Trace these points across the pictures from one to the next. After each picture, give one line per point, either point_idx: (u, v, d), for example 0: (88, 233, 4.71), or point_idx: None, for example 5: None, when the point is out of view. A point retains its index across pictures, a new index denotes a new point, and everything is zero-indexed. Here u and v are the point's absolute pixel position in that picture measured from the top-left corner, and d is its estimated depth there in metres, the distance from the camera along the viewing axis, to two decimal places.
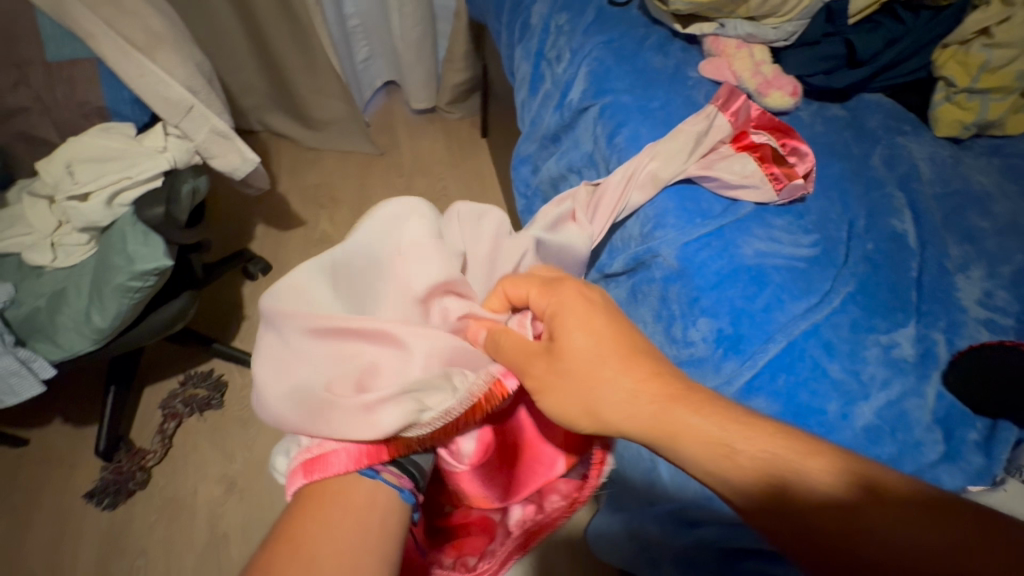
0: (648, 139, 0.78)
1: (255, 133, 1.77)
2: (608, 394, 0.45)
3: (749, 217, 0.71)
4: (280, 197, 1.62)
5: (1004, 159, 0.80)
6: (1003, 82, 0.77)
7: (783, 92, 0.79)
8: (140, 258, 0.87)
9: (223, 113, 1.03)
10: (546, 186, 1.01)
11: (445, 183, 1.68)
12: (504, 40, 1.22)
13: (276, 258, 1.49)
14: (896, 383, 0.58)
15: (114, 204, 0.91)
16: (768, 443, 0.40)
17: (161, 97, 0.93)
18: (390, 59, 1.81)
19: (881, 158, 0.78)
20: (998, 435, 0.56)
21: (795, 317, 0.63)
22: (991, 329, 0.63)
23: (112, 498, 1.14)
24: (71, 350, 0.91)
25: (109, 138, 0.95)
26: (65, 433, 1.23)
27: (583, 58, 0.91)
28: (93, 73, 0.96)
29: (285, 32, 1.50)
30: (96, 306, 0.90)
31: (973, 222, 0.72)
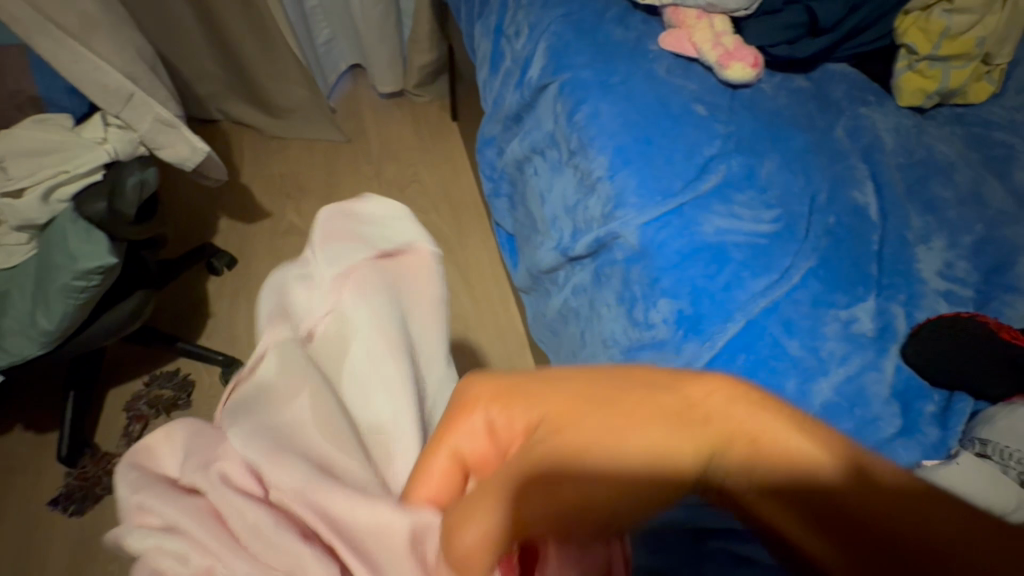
0: (608, 117, 0.75)
1: (214, 122, 1.70)
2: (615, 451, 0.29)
3: (709, 193, 0.69)
4: (244, 188, 1.56)
5: (966, 128, 0.79)
6: (964, 49, 0.76)
7: (744, 63, 0.77)
8: (83, 256, 0.83)
9: (169, 101, 0.98)
10: (511, 169, 0.98)
11: (415, 169, 1.63)
12: (463, 17, 1.17)
13: (243, 252, 1.45)
14: (854, 358, 0.58)
15: (51, 200, 0.86)
16: (792, 433, 0.30)
17: (101, 86, 0.87)
18: (354, 41, 1.74)
19: (844, 130, 0.77)
20: (954, 406, 0.56)
21: (755, 295, 0.61)
22: (950, 301, 0.62)
23: (78, 505, 1.11)
24: (19, 354, 0.88)
25: (43, 130, 0.89)
26: (27, 440, 1.19)
27: (541, 34, 0.87)
28: (24, 61, 0.90)
29: (239, 14, 1.43)
30: (41, 309, 0.86)
31: (935, 192, 0.71)
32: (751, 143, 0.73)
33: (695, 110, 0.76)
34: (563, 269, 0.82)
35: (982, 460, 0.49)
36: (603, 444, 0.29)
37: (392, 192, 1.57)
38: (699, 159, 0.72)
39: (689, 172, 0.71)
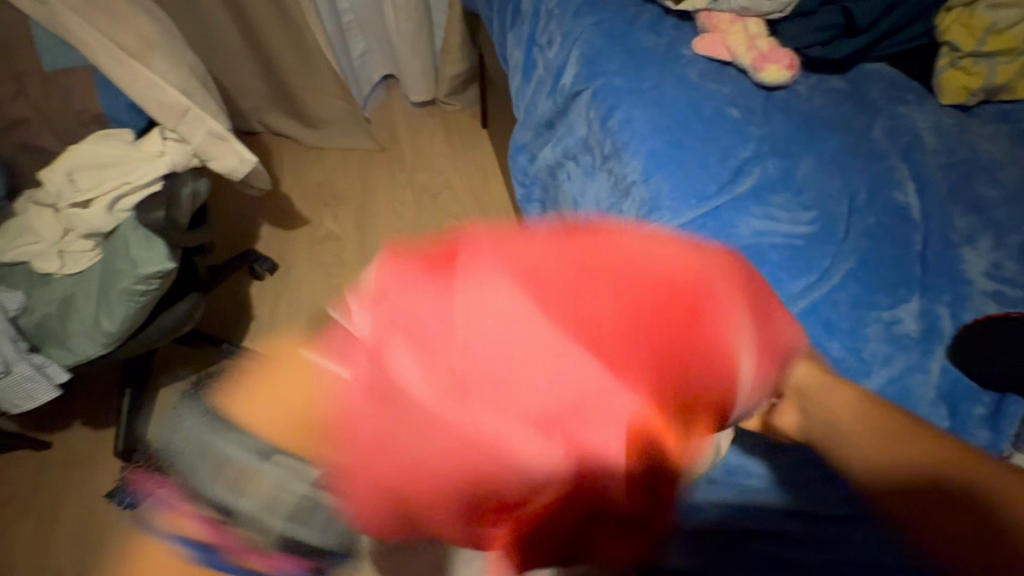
0: (641, 122, 0.77)
1: (256, 134, 1.78)
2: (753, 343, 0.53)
3: (744, 195, 0.69)
4: (284, 196, 1.63)
5: (1014, 125, 0.77)
6: (1011, 44, 0.74)
7: (779, 65, 0.77)
8: (143, 261, 0.88)
9: (220, 115, 1.03)
10: (544, 174, 1.00)
11: (447, 176, 1.67)
12: (496, 27, 1.20)
13: (283, 258, 1.51)
14: (898, 359, 0.58)
15: (115, 209, 0.93)
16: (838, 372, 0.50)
17: (158, 101, 0.93)
18: (387, 52, 1.80)
19: (882, 129, 0.76)
20: (1005, 409, 0.55)
21: (794, 296, 0.62)
22: (998, 301, 0.61)
23: (132, 497, 1.17)
24: (84, 354, 0.94)
25: (107, 145, 0.96)
26: (86, 435, 1.26)
27: (574, 42, 0.89)
28: (89, 80, 0.97)
29: (280, 30, 1.50)
30: (105, 312, 0.91)
31: (980, 191, 0.70)
32: (786, 145, 0.73)
33: (729, 113, 0.76)
34: None
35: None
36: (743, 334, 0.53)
37: (424, 199, 1.61)
38: (734, 162, 0.72)
39: (724, 175, 0.71)
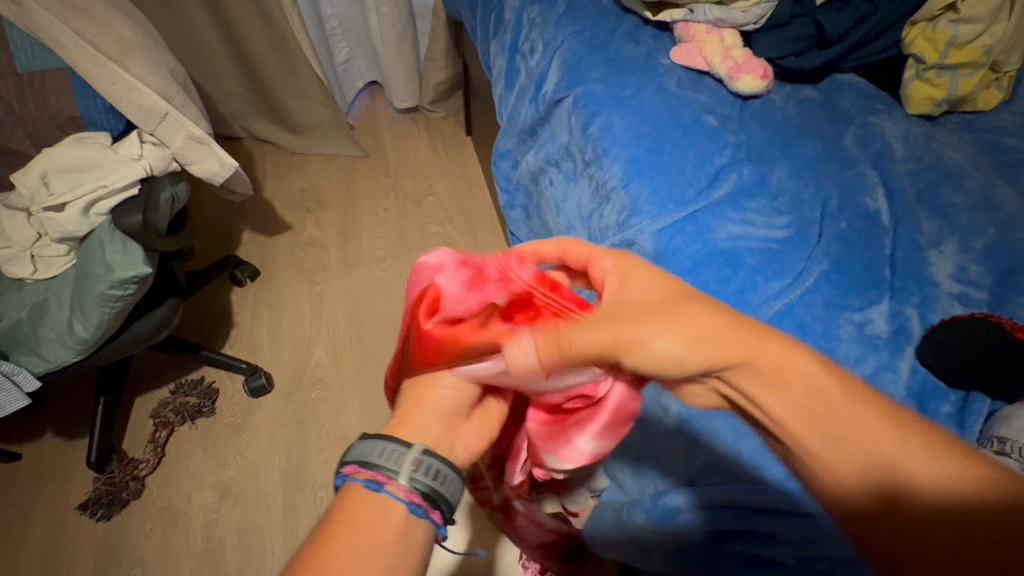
0: (622, 128, 0.78)
1: (238, 139, 1.77)
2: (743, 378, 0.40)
3: (722, 201, 0.71)
4: (266, 202, 1.61)
5: (976, 134, 0.80)
6: (972, 57, 0.77)
7: (753, 75, 0.79)
8: (119, 266, 0.87)
9: (200, 119, 1.03)
10: (526, 181, 1.01)
11: (431, 182, 1.67)
12: (479, 36, 1.21)
13: (265, 264, 1.49)
14: (869, 359, 0.59)
15: (90, 214, 0.91)
16: (883, 441, 0.35)
17: (136, 105, 0.92)
18: (371, 59, 1.81)
19: (854, 137, 0.79)
20: (971, 406, 0.57)
21: (769, 298, 0.63)
22: (964, 303, 0.63)
23: (105, 510, 1.13)
24: (56, 361, 0.92)
25: (83, 147, 0.94)
26: (56, 446, 1.23)
27: (556, 50, 0.90)
28: (66, 83, 0.96)
29: (263, 35, 1.49)
30: (78, 317, 0.90)
31: (946, 197, 0.72)
32: (761, 152, 0.75)
33: (706, 121, 0.78)
34: None
35: (1002, 459, 0.50)
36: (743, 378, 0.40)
37: (408, 206, 1.61)
38: (711, 168, 0.74)
39: (702, 181, 0.73)
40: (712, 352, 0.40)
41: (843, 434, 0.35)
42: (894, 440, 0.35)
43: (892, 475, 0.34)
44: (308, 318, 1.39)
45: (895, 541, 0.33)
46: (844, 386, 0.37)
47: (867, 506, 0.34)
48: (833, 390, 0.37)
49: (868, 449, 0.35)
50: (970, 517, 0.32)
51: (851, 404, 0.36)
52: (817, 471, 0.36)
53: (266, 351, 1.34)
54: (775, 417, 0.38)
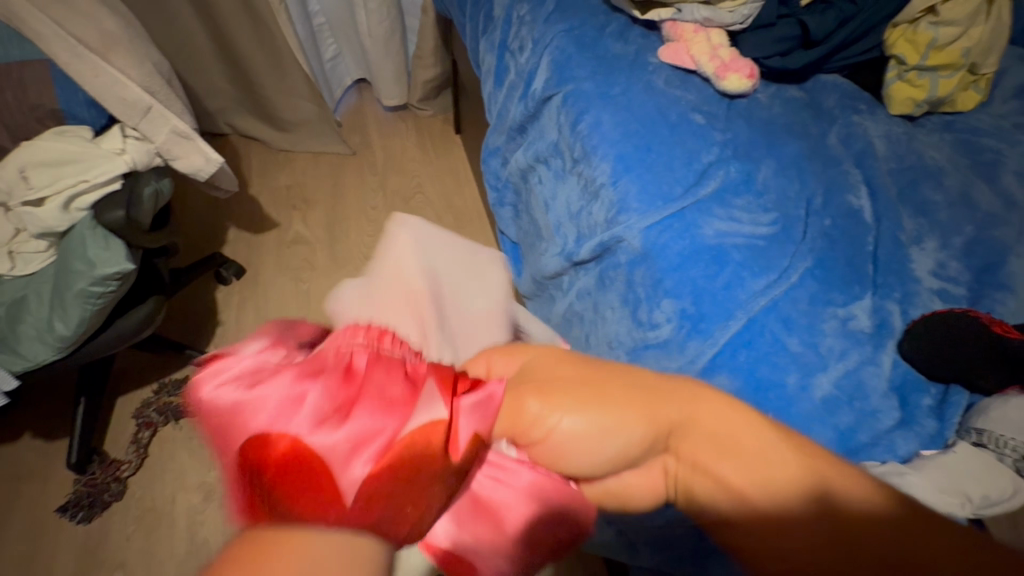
0: (610, 126, 0.78)
1: (224, 135, 1.74)
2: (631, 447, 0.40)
3: (709, 198, 0.72)
4: (252, 199, 1.59)
5: (955, 134, 0.82)
6: (951, 59, 0.79)
7: (740, 74, 0.80)
8: (101, 262, 0.85)
9: (184, 113, 1.01)
10: (515, 178, 1.01)
11: (420, 180, 1.66)
12: (469, 33, 1.21)
13: (251, 262, 1.48)
14: (853, 354, 0.60)
15: (71, 209, 0.89)
16: (821, 463, 0.36)
17: (118, 98, 0.91)
18: (360, 56, 1.79)
19: (837, 136, 0.80)
20: (950, 399, 0.59)
21: (755, 294, 0.64)
22: (944, 299, 0.65)
23: (86, 512, 1.11)
24: (35, 359, 0.90)
25: (63, 141, 0.92)
26: (35, 448, 1.20)
27: (545, 48, 0.91)
28: (46, 75, 0.94)
29: (249, 31, 1.47)
30: (58, 315, 0.88)
31: (927, 195, 0.74)
32: (747, 150, 0.76)
33: (694, 119, 0.79)
34: (567, 274, 0.84)
35: (978, 450, 0.52)
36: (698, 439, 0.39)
37: (396, 203, 1.60)
38: (698, 166, 0.74)
39: (689, 178, 0.73)
40: (632, 431, 0.39)
41: (773, 472, 0.36)
42: (830, 475, 0.35)
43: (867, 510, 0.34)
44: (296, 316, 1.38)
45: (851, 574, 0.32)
46: (785, 441, 0.38)
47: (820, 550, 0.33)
48: (770, 437, 0.38)
49: (801, 487, 0.35)
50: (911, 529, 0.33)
51: (782, 447, 0.37)
52: (750, 515, 0.36)
53: None
54: (727, 483, 0.37)
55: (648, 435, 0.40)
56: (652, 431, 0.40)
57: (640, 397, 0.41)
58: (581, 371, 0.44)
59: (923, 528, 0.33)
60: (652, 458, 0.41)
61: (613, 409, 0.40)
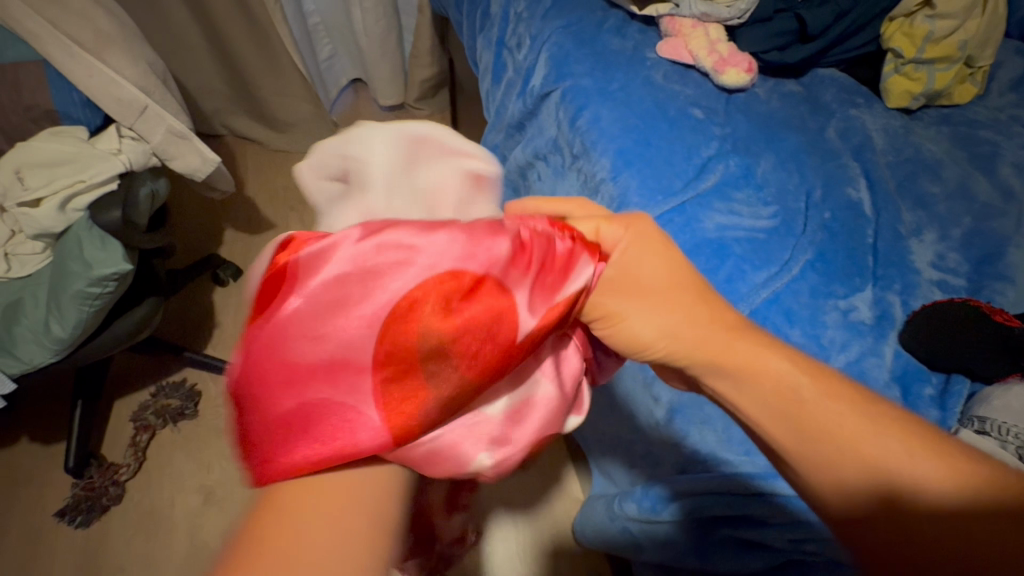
0: (610, 121, 0.78)
1: (219, 136, 1.74)
2: (658, 334, 0.47)
3: (709, 191, 0.72)
4: (249, 200, 1.59)
5: (952, 127, 0.82)
6: (947, 52, 0.80)
7: (738, 68, 0.80)
8: (98, 263, 0.84)
9: (180, 113, 1.01)
10: (515, 175, 1.01)
11: None
12: (466, 30, 1.21)
13: (248, 263, 1.47)
14: (854, 345, 0.60)
15: (67, 209, 0.88)
16: (842, 402, 0.39)
17: (113, 97, 0.90)
18: (355, 56, 1.79)
19: (836, 130, 0.80)
20: (952, 389, 0.59)
21: (756, 287, 0.64)
22: (943, 290, 0.65)
23: (84, 516, 1.10)
24: (31, 362, 0.89)
25: (59, 142, 0.92)
26: (32, 452, 1.19)
27: (543, 44, 0.90)
28: (40, 75, 0.93)
29: (244, 31, 1.46)
30: (55, 316, 0.87)
31: (925, 187, 0.74)
32: (746, 144, 0.76)
33: (693, 114, 0.79)
34: None
35: (981, 437, 0.51)
36: (639, 322, 0.47)
37: None
38: (698, 160, 0.74)
39: (689, 172, 0.73)
40: (679, 325, 0.47)
41: (830, 438, 0.37)
42: (874, 444, 0.36)
43: (890, 472, 0.35)
44: None
45: (876, 535, 0.35)
46: (828, 391, 0.39)
47: (861, 514, 0.35)
48: (808, 391, 0.39)
49: (862, 455, 0.36)
50: (967, 521, 0.32)
51: (827, 405, 0.38)
52: (806, 463, 0.38)
53: None
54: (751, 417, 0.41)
55: (705, 346, 0.45)
56: (714, 352, 0.44)
57: (705, 341, 0.45)
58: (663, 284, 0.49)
59: (992, 525, 0.32)
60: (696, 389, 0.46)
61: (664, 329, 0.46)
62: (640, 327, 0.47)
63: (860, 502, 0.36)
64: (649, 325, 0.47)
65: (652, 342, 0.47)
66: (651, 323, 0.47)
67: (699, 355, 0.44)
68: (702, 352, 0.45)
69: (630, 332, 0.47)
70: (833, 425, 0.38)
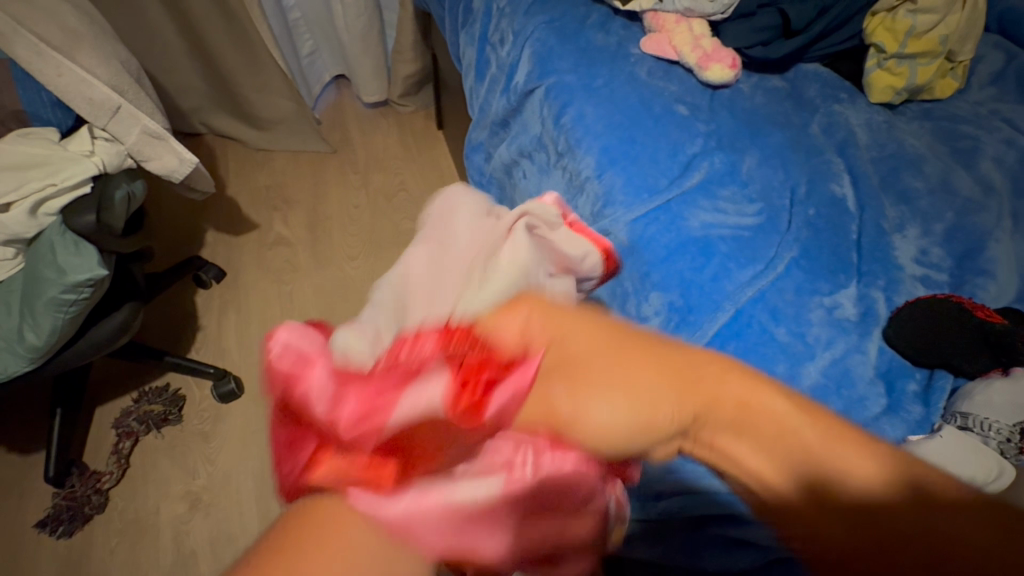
0: (595, 118, 0.77)
1: (199, 135, 1.70)
2: (630, 384, 0.38)
3: (694, 189, 0.71)
4: (231, 200, 1.56)
5: (934, 122, 0.83)
6: (929, 47, 0.79)
7: (722, 64, 0.80)
8: (72, 268, 0.82)
9: (155, 113, 0.98)
10: (499, 173, 0.99)
11: (403, 177, 1.64)
12: (448, 25, 1.19)
13: (230, 264, 1.44)
14: (839, 341, 0.60)
15: (39, 214, 0.86)
16: (783, 399, 0.36)
17: (84, 98, 0.86)
18: (337, 52, 1.76)
19: (819, 126, 0.80)
20: (935, 384, 0.59)
21: (742, 285, 0.64)
22: (926, 285, 0.66)
23: (66, 526, 1.08)
24: (5, 371, 0.86)
25: (28, 143, 0.89)
26: (11, 462, 1.16)
27: (526, 40, 0.89)
28: (6, 75, 0.90)
29: (221, 26, 1.43)
30: (28, 324, 0.84)
31: (908, 182, 0.74)
32: (731, 140, 0.76)
33: (677, 110, 0.78)
34: None
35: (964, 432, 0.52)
36: (608, 386, 0.39)
37: (379, 201, 1.58)
38: (683, 157, 0.74)
39: (674, 170, 0.73)
40: (650, 362, 0.39)
41: (818, 456, 0.33)
42: (865, 459, 0.32)
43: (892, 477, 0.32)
44: (280, 317, 1.35)
45: (874, 554, 0.30)
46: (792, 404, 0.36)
47: (862, 533, 0.31)
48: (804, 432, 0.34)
49: (848, 468, 0.33)
50: (974, 517, 0.30)
51: (806, 423, 0.35)
52: (783, 502, 0.34)
53: (236, 354, 1.30)
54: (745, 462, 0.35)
55: (680, 380, 0.38)
56: (685, 382, 0.38)
57: (662, 364, 0.39)
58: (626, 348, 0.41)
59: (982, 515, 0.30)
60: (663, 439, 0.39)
61: (645, 386, 0.38)
62: (604, 379, 0.39)
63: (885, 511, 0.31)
64: (613, 379, 0.39)
65: (624, 398, 0.38)
66: (621, 382, 0.38)
67: (659, 388, 0.38)
68: (676, 391, 0.38)
69: (593, 390, 0.39)
70: (796, 430, 0.35)
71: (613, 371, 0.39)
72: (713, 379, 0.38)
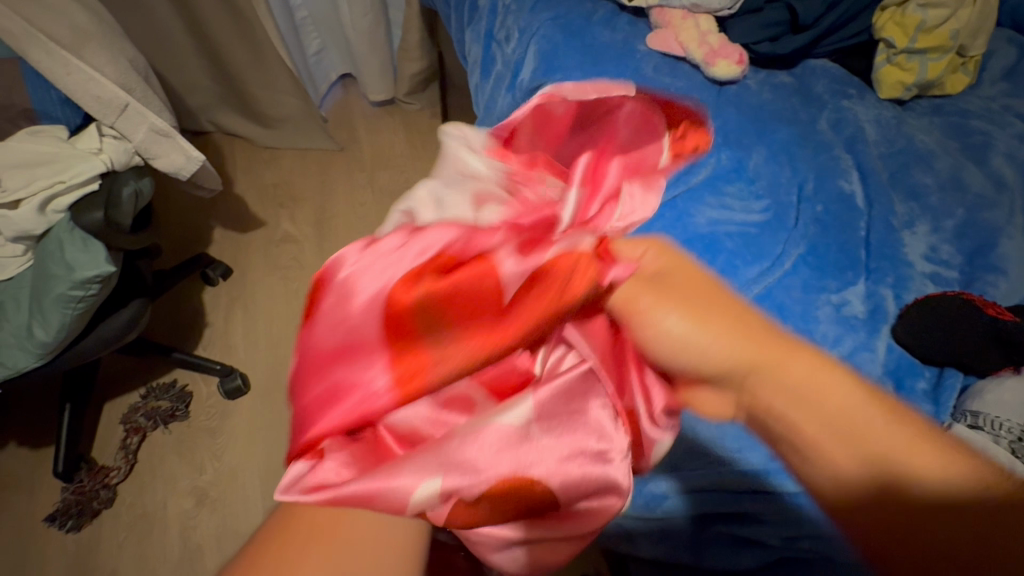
0: None
1: (206, 133, 1.71)
2: (698, 323, 0.41)
3: (701, 185, 0.71)
4: (237, 198, 1.57)
5: (945, 118, 0.82)
6: (939, 42, 0.79)
7: (729, 60, 0.79)
8: (79, 265, 0.82)
9: (163, 112, 0.99)
10: None
11: (408, 175, 1.64)
12: (454, 23, 1.19)
13: (237, 261, 1.45)
14: (847, 339, 0.60)
15: (47, 211, 0.86)
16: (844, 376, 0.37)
17: (93, 96, 0.87)
18: (344, 50, 1.76)
19: (827, 122, 0.80)
20: (945, 382, 0.59)
21: (749, 282, 0.63)
22: (936, 282, 0.65)
23: (75, 520, 1.09)
24: (15, 367, 0.87)
25: (37, 142, 0.89)
26: (21, 457, 1.17)
27: (531, 37, 0.89)
28: (16, 73, 0.90)
29: (228, 25, 1.44)
30: (37, 320, 0.85)
31: (918, 178, 0.73)
32: (738, 136, 0.75)
33: None
34: None
35: (973, 432, 0.52)
36: (674, 312, 0.42)
37: (385, 199, 1.58)
38: None
39: None
40: (724, 320, 0.41)
41: (862, 430, 0.35)
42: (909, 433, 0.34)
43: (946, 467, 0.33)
44: (286, 314, 1.36)
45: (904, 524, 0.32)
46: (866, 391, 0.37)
47: (892, 508, 0.33)
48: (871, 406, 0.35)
49: (896, 452, 0.33)
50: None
51: (863, 399, 0.36)
52: (815, 464, 0.35)
53: (242, 351, 1.31)
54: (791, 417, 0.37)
55: (750, 339, 0.40)
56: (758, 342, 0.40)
57: (751, 328, 0.41)
58: (679, 276, 0.45)
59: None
60: (720, 385, 0.42)
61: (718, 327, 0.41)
62: (678, 315, 0.42)
63: (851, 495, 0.34)
64: (688, 316, 0.42)
65: (689, 335, 0.41)
66: (694, 319, 0.41)
67: (730, 341, 0.40)
68: (748, 347, 0.40)
69: (660, 323, 0.42)
70: (854, 403, 0.36)
71: (684, 299, 0.43)
72: (789, 351, 0.39)
